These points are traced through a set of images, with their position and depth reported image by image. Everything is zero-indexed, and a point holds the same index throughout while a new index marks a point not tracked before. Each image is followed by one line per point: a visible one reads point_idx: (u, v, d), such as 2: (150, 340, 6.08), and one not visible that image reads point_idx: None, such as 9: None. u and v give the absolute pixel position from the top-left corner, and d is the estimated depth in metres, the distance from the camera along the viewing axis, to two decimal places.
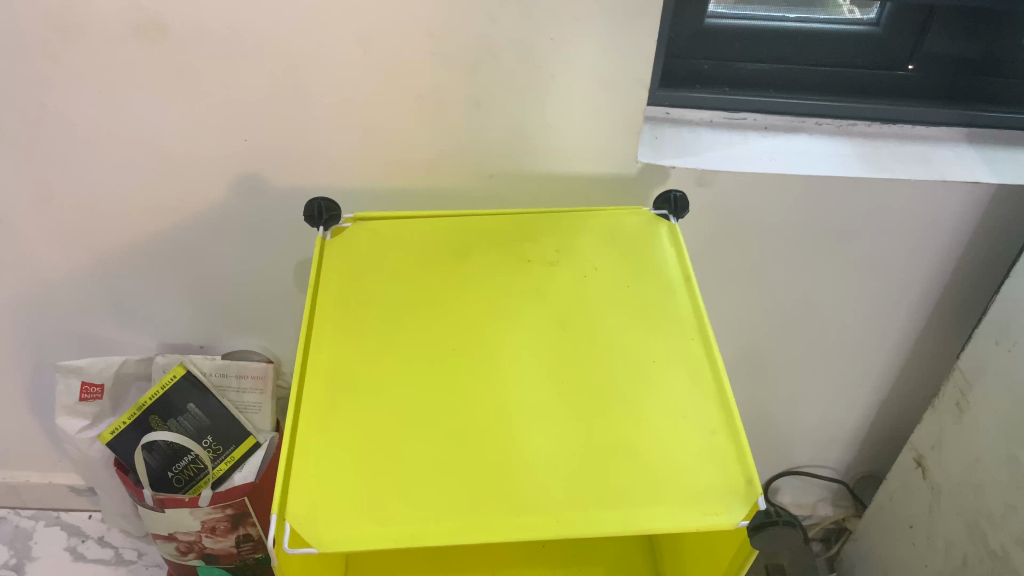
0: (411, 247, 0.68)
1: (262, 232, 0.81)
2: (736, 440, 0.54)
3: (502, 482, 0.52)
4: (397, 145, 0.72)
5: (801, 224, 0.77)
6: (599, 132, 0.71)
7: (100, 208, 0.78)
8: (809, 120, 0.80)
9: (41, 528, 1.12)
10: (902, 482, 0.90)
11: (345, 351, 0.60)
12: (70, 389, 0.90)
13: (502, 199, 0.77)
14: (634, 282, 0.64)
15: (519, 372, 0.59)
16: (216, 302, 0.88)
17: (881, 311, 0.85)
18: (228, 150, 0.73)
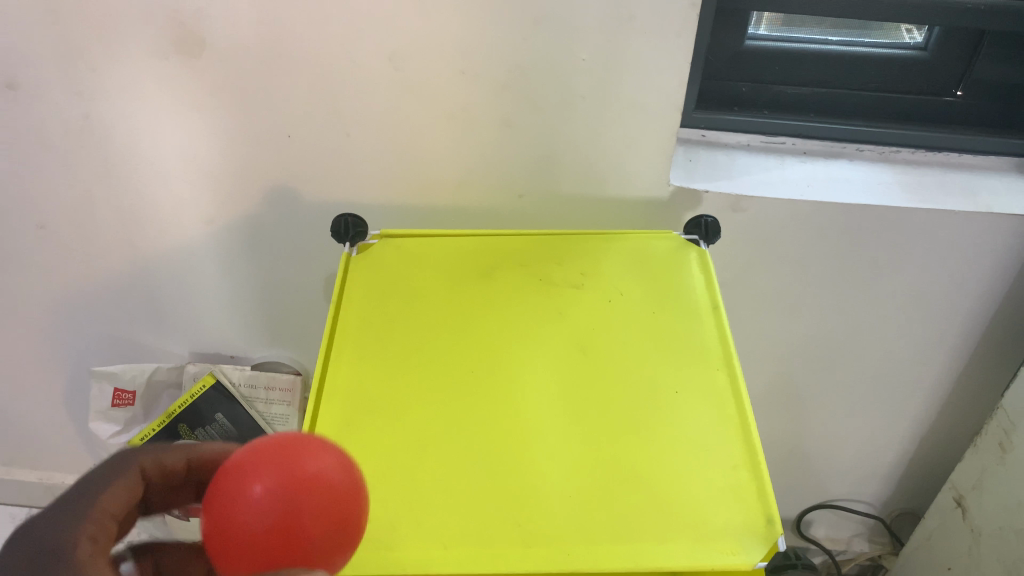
0: (434, 267, 0.67)
1: (294, 245, 0.81)
2: (757, 478, 0.52)
3: (512, 512, 0.51)
4: (428, 162, 0.72)
5: (838, 252, 0.75)
6: (631, 155, 0.70)
7: (136, 217, 0.79)
8: (849, 145, 0.78)
9: None
10: (942, 523, 0.87)
11: (361, 372, 0.59)
12: (104, 394, 0.92)
13: (532, 219, 0.77)
14: (660, 307, 0.63)
15: (537, 398, 0.57)
16: (247, 313, 0.89)
17: (922, 345, 0.83)
18: (262, 164, 0.73)
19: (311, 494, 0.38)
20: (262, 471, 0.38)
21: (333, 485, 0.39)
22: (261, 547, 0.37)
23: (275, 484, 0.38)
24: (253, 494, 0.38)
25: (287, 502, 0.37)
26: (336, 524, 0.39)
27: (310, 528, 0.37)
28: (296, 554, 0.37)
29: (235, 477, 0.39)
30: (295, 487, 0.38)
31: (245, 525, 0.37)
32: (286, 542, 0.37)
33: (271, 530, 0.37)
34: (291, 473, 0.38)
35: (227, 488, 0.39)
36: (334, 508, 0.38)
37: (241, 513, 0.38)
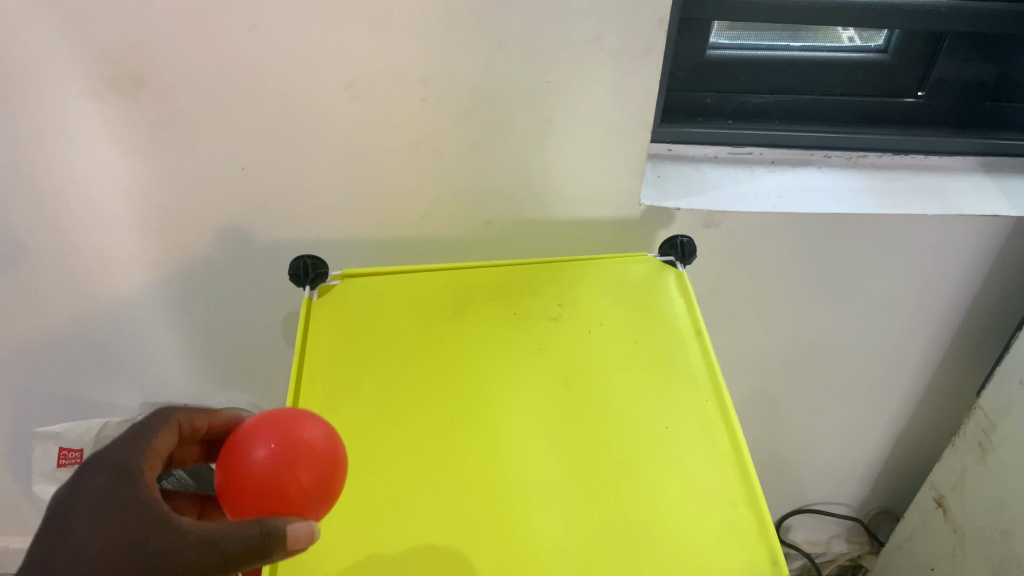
0: (404, 305, 0.64)
1: (249, 286, 0.77)
2: (759, 515, 0.50)
3: (507, 566, 0.48)
4: (388, 194, 0.69)
5: (811, 262, 0.74)
6: (601, 176, 0.68)
7: (76, 266, 0.73)
8: (817, 152, 0.77)
9: None
10: (923, 522, 0.86)
11: (335, 424, 0.55)
12: (47, 455, 0.86)
13: (500, 246, 0.74)
14: (642, 336, 0.61)
15: (524, 440, 0.55)
16: (203, 358, 0.84)
17: (896, 346, 0.82)
18: (212, 203, 0.69)
19: (307, 453, 0.42)
20: (266, 436, 0.43)
21: (329, 449, 0.44)
22: (263, 500, 0.42)
23: (278, 447, 0.42)
24: (257, 456, 0.42)
25: (286, 460, 0.42)
26: (329, 481, 0.43)
27: (305, 480, 0.42)
28: (294, 506, 0.42)
29: (241, 442, 0.43)
30: (294, 448, 0.42)
31: (249, 480, 0.42)
32: (283, 495, 0.42)
33: (271, 484, 0.42)
34: (291, 438, 0.43)
35: (234, 451, 0.43)
36: (328, 467, 0.43)
37: (245, 472, 0.42)
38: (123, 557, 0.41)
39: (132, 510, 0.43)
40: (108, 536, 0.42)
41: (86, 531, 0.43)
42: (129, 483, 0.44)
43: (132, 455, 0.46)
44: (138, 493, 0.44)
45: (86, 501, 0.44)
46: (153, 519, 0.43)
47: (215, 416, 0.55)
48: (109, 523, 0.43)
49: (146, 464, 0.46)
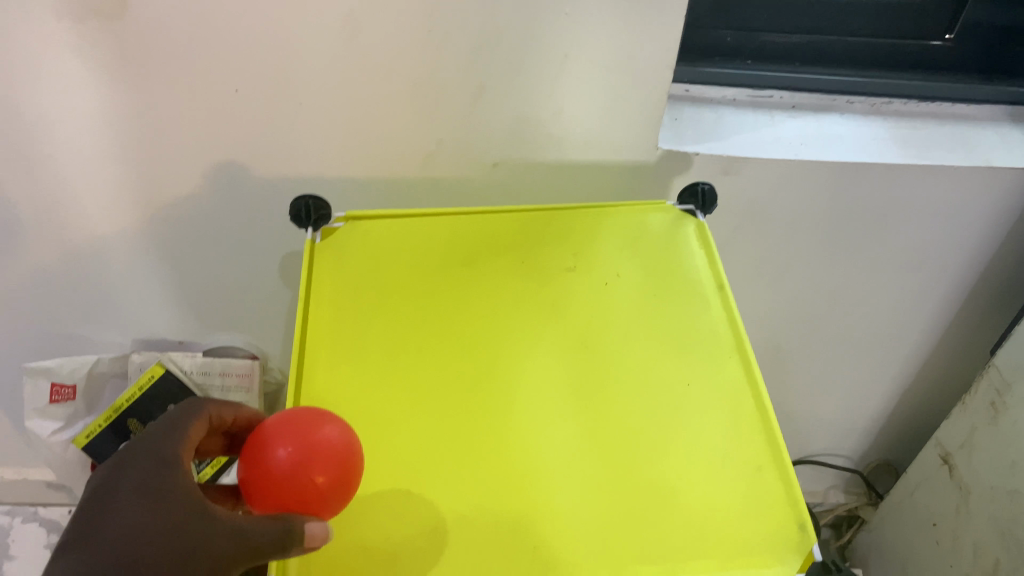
0: (413, 255, 0.61)
1: (243, 225, 0.74)
2: (783, 480, 0.49)
3: (524, 532, 0.46)
4: (390, 133, 0.65)
5: (829, 214, 0.71)
6: (616, 119, 0.64)
7: (61, 202, 0.70)
8: (839, 97, 0.73)
9: (18, 525, 1.07)
10: (926, 479, 0.86)
11: (341, 379, 0.53)
12: (40, 391, 0.85)
13: (507, 191, 0.70)
14: (662, 292, 0.58)
15: (540, 400, 0.53)
16: (197, 298, 0.82)
17: (909, 301, 0.80)
18: (205, 139, 0.65)
19: (325, 454, 0.42)
20: (286, 435, 0.42)
21: (348, 449, 0.43)
22: (280, 499, 0.42)
23: (298, 449, 0.42)
24: (277, 456, 0.42)
25: (303, 461, 0.42)
26: (348, 481, 0.42)
27: (322, 483, 0.42)
28: (311, 506, 0.42)
29: (262, 439, 0.43)
30: (313, 451, 0.42)
31: (269, 481, 0.42)
32: (300, 495, 0.41)
33: (290, 486, 0.41)
34: (310, 439, 0.42)
35: (255, 447, 0.43)
36: (347, 468, 0.42)
37: (264, 471, 0.42)
38: (159, 546, 0.41)
39: (168, 498, 0.42)
40: (143, 521, 0.41)
41: (122, 514, 0.42)
42: (166, 470, 0.43)
43: (168, 440, 0.45)
44: (175, 481, 0.43)
45: (123, 483, 0.43)
46: (188, 511, 0.42)
47: (244, 406, 0.51)
48: (146, 508, 0.42)
49: (183, 452, 0.45)
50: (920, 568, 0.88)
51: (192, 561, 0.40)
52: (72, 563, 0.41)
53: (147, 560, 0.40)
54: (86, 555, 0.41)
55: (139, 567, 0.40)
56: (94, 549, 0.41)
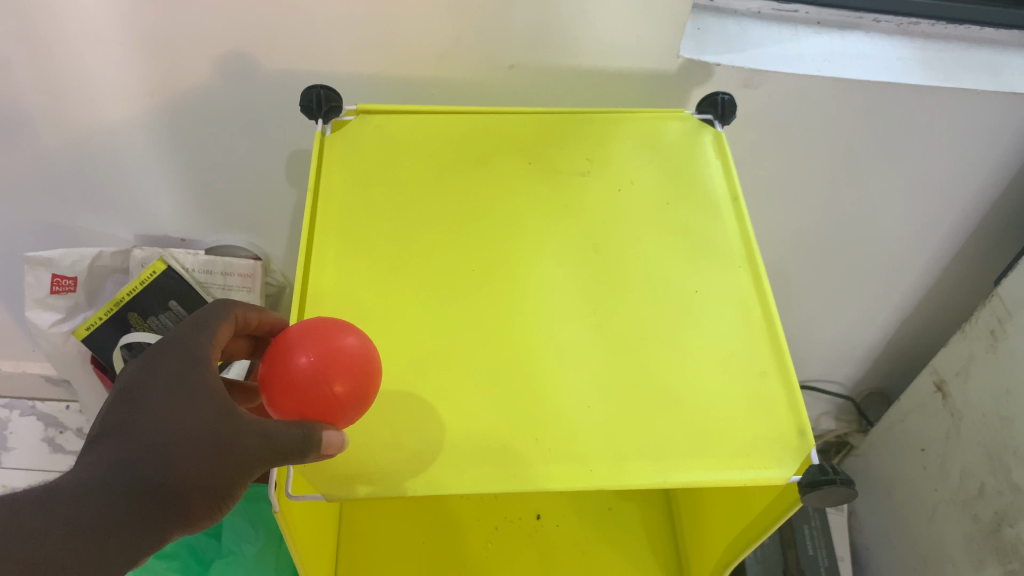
0: (425, 151, 0.60)
1: (250, 120, 0.72)
2: (787, 385, 0.49)
3: (530, 424, 0.47)
4: (405, 28, 0.63)
5: (845, 134, 0.71)
6: (638, 24, 0.62)
7: (66, 89, 0.68)
8: (867, 15, 0.71)
9: (16, 418, 1.09)
10: (920, 406, 0.88)
11: (352, 271, 0.53)
12: (40, 282, 0.84)
13: (521, 93, 0.69)
14: (674, 199, 0.58)
15: (549, 299, 0.53)
16: (201, 194, 0.81)
17: (918, 227, 0.81)
18: (214, 26, 0.63)
19: (346, 365, 0.41)
20: (307, 342, 0.42)
21: (368, 360, 0.42)
22: (298, 405, 0.41)
23: (319, 357, 0.41)
24: (298, 363, 0.41)
25: (325, 370, 0.41)
26: (365, 392, 0.42)
27: (342, 393, 0.41)
28: (329, 413, 0.42)
29: (282, 345, 0.42)
30: (334, 359, 0.41)
31: (289, 386, 0.41)
32: (319, 403, 0.41)
33: (310, 393, 0.41)
34: (332, 348, 0.41)
35: (275, 352, 0.42)
36: (366, 380, 0.42)
37: (284, 376, 0.41)
38: (190, 444, 0.40)
39: (198, 397, 0.41)
40: (172, 420, 0.40)
41: (151, 411, 0.40)
42: (195, 368, 0.42)
43: (196, 340, 0.43)
44: (203, 378, 0.41)
45: (151, 380, 0.41)
46: (217, 410, 0.41)
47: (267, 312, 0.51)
48: (176, 405, 0.40)
49: (210, 351, 0.43)
50: (907, 491, 0.91)
51: (223, 459, 0.40)
52: (99, 459, 0.40)
53: (179, 456, 0.39)
54: (113, 452, 0.40)
55: (170, 464, 0.39)
56: (122, 445, 0.40)
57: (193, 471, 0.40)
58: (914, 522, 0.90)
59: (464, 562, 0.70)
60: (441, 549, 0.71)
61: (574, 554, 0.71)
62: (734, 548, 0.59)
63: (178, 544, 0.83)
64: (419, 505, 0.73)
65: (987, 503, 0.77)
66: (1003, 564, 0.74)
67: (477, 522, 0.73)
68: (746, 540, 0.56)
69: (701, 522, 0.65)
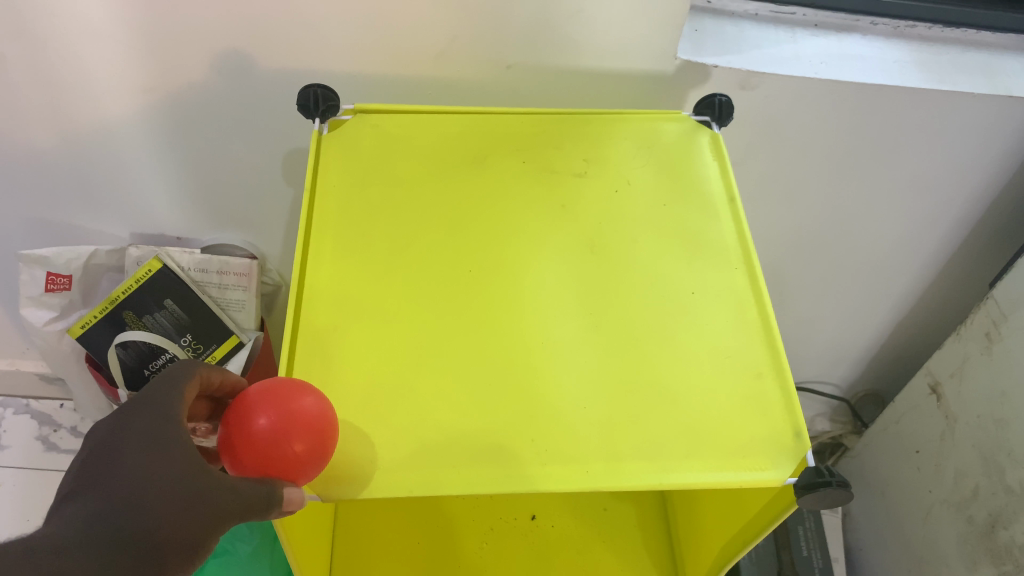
0: (421, 151, 0.60)
1: (248, 118, 0.72)
2: (782, 386, 0.49)
3: (526, 425, 0.47)
4: (404, 27, 0.63)
5: (842, 136, 0.71)
6: (636, 25, 0.62)
7: (62, 85, 0.68)
8: (863, 18, 0.71)
9: (10, 416, 1.08)
10: (915, 408, 0.88)
11: (348, 271, 0.53)
12: (35, 280, 0.83)
13: (519, 93, 0.69)
14: (671, 200, 0.58)
15: (544, 299, 0.53)
16: (198, 192, 0.81)
17: (913, 229, 0.81)
18: (212, 23, 0.63)
19: (304, 427, 0.42)
20: (267, 403, 0.42)
21: (325, 422, 0.43)
22: (256, 465, 0.41)
23: (278, 418, 0.42)
24: (256, 424, 0.42)
25: (283, 431, 0.41)
26: (323, 452, 0.43)
27: (301, 452, 0.42)
28: (289, 472, 0.42)
29: (241, 406, 0.43)
30: (293, 419, 0.42)
31: (249, 446, 0.41)
32: (276, 464, 0.41)
33: (269, 452, 0.41)
34: (290, 410, 0.42)
35: (233, 413, 0.43)
36: (323, 442, 0.42)
37: (245, 436, 0.42)
38: (164, 498, 0.40)
39: (172, 450, 0.41)
40: (149, 471, 0.40)
41: (128, 464, 0.41)
42: (168, 424, 0.42)
43: (168, 394, 0.43)
44: (178, 433, 0.42)
45: (125, 437, 0.42)
46: (193, 462, 0.41)
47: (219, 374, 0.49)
48: (152, 456, 0.41)
49: (182, 407, 0.44)
50: (901, 492, 0.91)
51: (197, 511, 0.40)
52: (72, 517, 0.39)
53: (154, 510, 0.39)
54: (88, 508, 0.39)
55: (146, 514, 0.39)
56: (98, 499, 0.40)
57: (168, 523, 0.39)
58: (908, 523, 0.90)
59: (460, 562, 0.70)
60: (437, 548, 0.71)
61: (570, 553, 0.71)
62: (731, 547, 0.59)
63: None
64: (415, 504, 0.73)
65: (981, 505, 0.77)
66: (997, 565, 0.75)
67: (474, 522, 0.73)
68: (742, 540, 0.56)
69: (697, 522, 0.65)
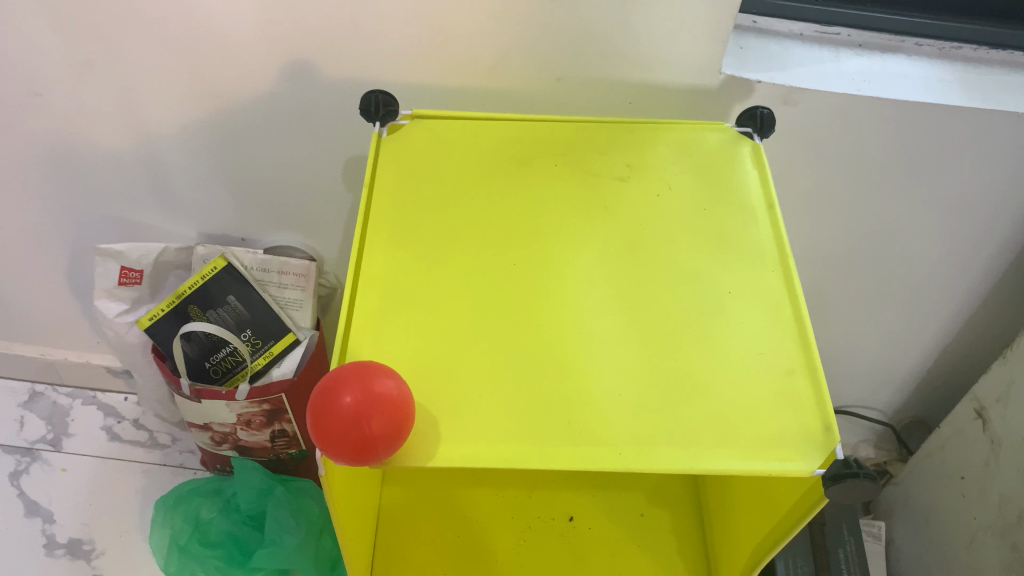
0: (473, 152, 0.64)
1: (312, 125, 0.76)
2: (816, 384, 0.51)
3: (562, 408, 0.49)
4: (459, 39, 0.67)
5: (885, 153, 0.72)
6: (679, 40, 0.65)
7: (144, 88, 0.73)
8: (907, 39, 0.73)
9: (78, 406, 1.15)
10: (958, 431, 0.88)
11: (400, 260, 0.56)
12: (109, 273, 0.88)
13: (567, 105, 0.72)
14: (711, 205, 0.60)
15: (584, 293, 0.55)
16: (263, 195, 0.85)
17: (957, 250, 0.81)
18: (282, 34, 0.67)
19: (384, 406, 0.45)
20: (350, 383, 0.45)
21: (402, 404, 0.46)
22: (342, 440, 0.44)
23: (363, 396, 0.45)
24: (342, 402, 0.45)
25: (364, 409, 0.44)
26: (401, 432, 0.45)
27: (383, 428, 0.44)
28: (371, 449, 0.45)
29: (326, 389, 0.45)
30: (376, 397, 0.45)
31: (336, 423, 0.44)
32: (359, 440, 0.44)
33: (354, 428, 0.44)
34: (372, 389, 0.45)
35: (319, 393, 0.46)
36: (402, 420, 0.45)
37: (331, 415, 0.44)
38: None
39: None
40: None
41: None
42: None
43: None
44: None
45: None
46: None
47: None
48: None
49: None
50: (945, 520, 0.91)
51: None
52: None
53: None
54: None
55: None
56: None
57: None
58: (952, 550, 0.89)
59: (497, 557, 0.72)
60: (475, 544, 0.73)
61: (606, 555, 0.73)
62: (762, 548, 0.60)
63: (223, 534, 0.95)
64: (456, 493, 0.77)
65: None
66: None
67: (511, 519, 0.75)
68: (774, 539, 0.57)
69: (731, 526, 0.66)
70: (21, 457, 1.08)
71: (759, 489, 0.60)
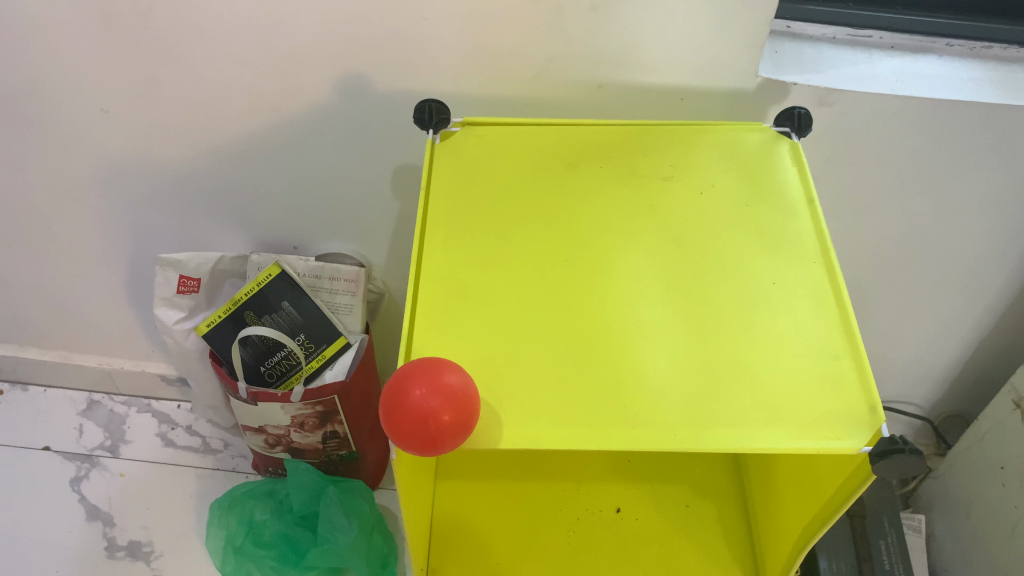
0: (523, 156, 0.67)
1: (365, 136, 0.80)
2: (859, 368, 0.53)
3: (617, 394, 0.52)
4: (507, 50, 0.70)
5: (920, 151, 0.74)
6: (718, 45, 0.68)
7: (207, 103, 0.77)
8: (938, 40, 0.75)
9: (133, 414, 1.20)
10: (997, 423, 0.89)
11: (458, 258, 0.59)
12: (169, 282, 0.92)
13: (609, 110, 0.75)
14: (753, 202, 0.63)
15: (634, 286, 0.58)
16: (316, 204, 0.89)
17: (993, 245, 0.83)
18: (340, 50, 0.71)
19: (452, 399, 0.47)
20: (420, 377, 0.48)
21: (468, 397, 0.48)
22: (412, 431, 0.47)
23: (432, 389, 0.47)
24: (412, 395, 0.47)
25: (434, 401, 0.47)
26: (467, 424, 0.48)
27: (451, 420, 0.47)
28: (439, 439, 0.47)
29: (397, 382, 0.48)
30: (444, 391, 0.47)
31: (406, 414, 0.47)
32: (428, 431, 0.47)
33: (423, 419, 0.46)
34: (440, 382, 0.48)
35: (390, 386, 0.48)
36: (469, 412, 0.48)
37: (403, 407, 0.47)
38: None
39: None
40: None
41: None
42: None
43: None
44: None
45: None
46: None
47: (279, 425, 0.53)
48: None
49: None
50: (985, 510, 0.92)
51: None
52: None
53: None
54: None
55: None
56: None
57: None
58: (995, 542, 0.90)
59: (548, 546, 0.75)
60: (527, 537, 0.76)
61: (654, 545, 0.75)
62: (808, 530, 0.62)
63: (275, 536, 0.98)
64: (510, 490, 0.79)
65: None
66: None
67: (561, 511, 0.78)
68: (821, 520, 0.59)
69: (776, 514, 0.68)
70: (81, 463, 1.13)
71: (803, 473, 0.62)
